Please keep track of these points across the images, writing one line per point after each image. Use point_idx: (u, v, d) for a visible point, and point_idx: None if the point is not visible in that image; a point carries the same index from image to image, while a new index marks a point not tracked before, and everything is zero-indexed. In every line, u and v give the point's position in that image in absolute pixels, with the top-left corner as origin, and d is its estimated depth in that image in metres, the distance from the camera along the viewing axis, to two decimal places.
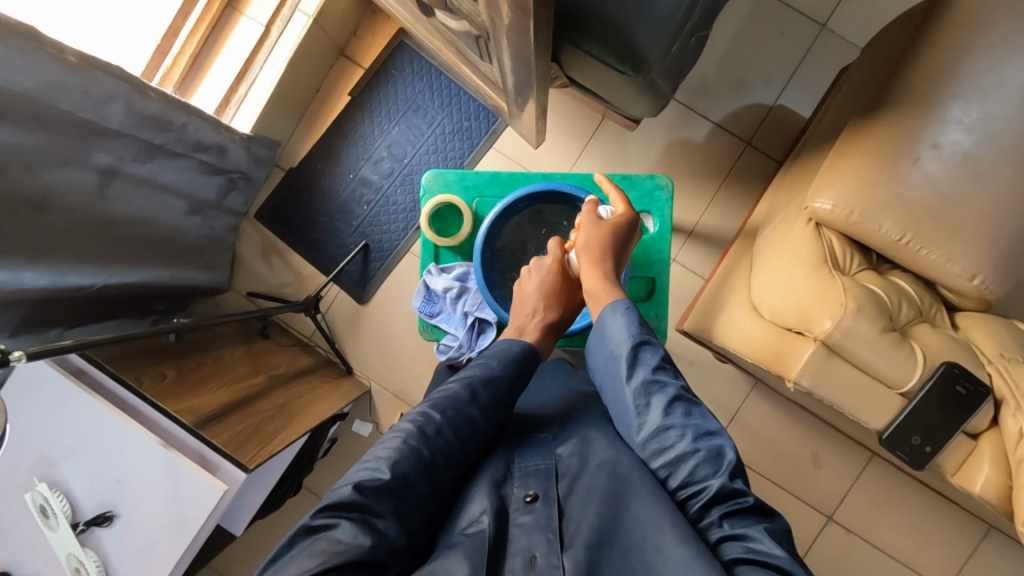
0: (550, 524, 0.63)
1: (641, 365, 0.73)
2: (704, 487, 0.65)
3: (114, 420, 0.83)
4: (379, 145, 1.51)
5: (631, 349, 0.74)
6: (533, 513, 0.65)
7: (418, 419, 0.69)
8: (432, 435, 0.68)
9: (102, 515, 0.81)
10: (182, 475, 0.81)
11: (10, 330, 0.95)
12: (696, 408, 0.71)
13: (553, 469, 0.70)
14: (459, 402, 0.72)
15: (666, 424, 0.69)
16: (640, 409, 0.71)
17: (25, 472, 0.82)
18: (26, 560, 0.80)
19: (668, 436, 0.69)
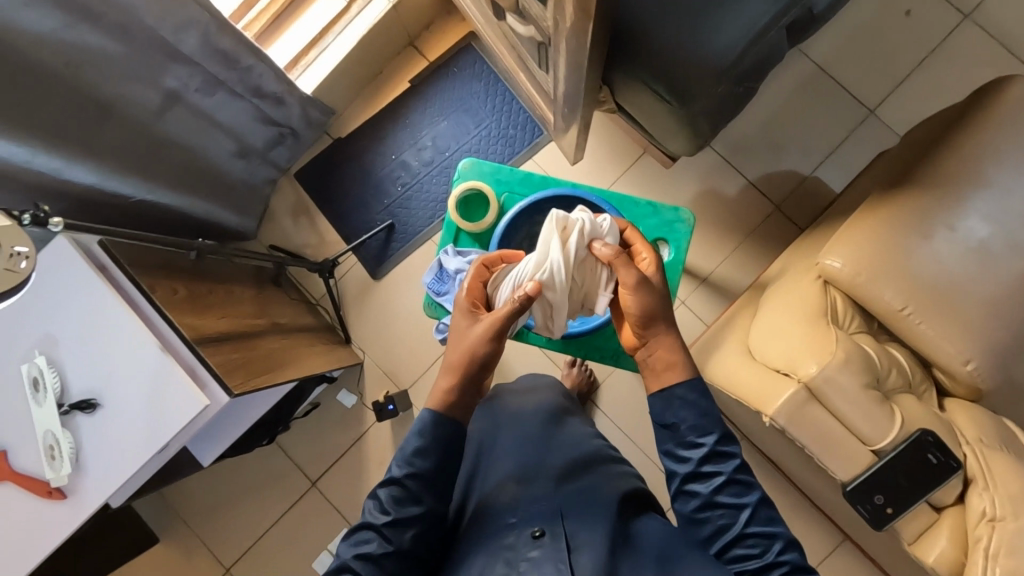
0: (555, 554, 0.74)
1: (721, 463, 0.79)
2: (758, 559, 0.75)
3: (122, 315, 0.85)
4: (426, 135, 1.57)
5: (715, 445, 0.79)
6: (541, 548, 0.76)
7: (361, 543, 0.76)
8: (367, 552, 0.75)
9: (87, 402, 0.83)
10: (172, 382, 0.84)
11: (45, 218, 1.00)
12: (745, 484, 0.78)
13: (556, 511, 0.81)
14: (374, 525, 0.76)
15: (718, 500, 0.78)
16: (703, 481, 0.79)
17: (27, 346, 0.85)
18: (6, 431, 0.83)
19: (721, 508, 0.78)
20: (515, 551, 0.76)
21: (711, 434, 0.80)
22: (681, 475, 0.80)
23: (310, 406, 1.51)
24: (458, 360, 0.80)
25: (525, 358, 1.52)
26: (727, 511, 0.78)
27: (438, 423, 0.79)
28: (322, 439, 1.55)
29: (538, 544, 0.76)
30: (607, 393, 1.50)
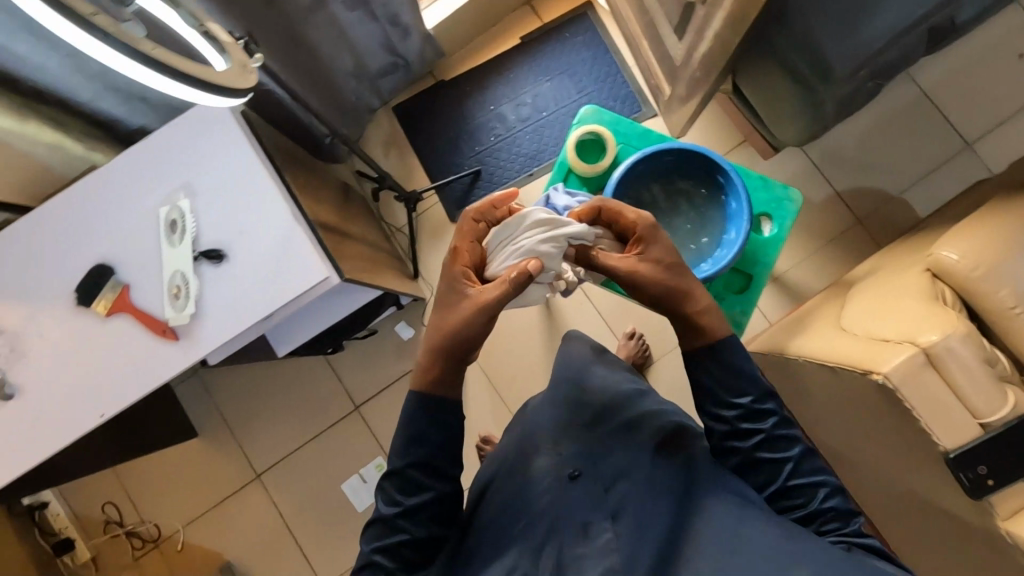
0: (593, 499, 0.82)
1: (762, 420, 0.83)
2: (805, 502, 0.80)
3: (259, 178, 0.88)
4: (527, 92, 1.60)
5: (755, 403, 0.83)
6: (578, 485, 0.84)
7: (379, 537, 0.82)
8: (388, 543, 0.81)
9: (214, 252, 0.86)
10: (296, 249, 0.86)
11: None
12: (786, 438, 0.83)
13: (587, 455, 0.88)
14: (388, 517, 0.82)
15: (759, 454, 0.82)
16: (747, 439, 0.83)
17: (167, 191, 0.89)
18: (134, 266, 0.88)
19: (765, 460, 0.83)
20: (557, 488, 0.84)
21: (757, 388, 0.84)
22: (720, 432, 0.84)
23: (369, 331, 1.54)
24: (440, 340, 0.80)
25: (586, 324, 1.54)
26: (771, 465, 0.82)
27: (423, 405, 0.83)
28: (373, 366, 1.58)
29: (575, 483, 0.84)
30: (661, 372, 1.52)
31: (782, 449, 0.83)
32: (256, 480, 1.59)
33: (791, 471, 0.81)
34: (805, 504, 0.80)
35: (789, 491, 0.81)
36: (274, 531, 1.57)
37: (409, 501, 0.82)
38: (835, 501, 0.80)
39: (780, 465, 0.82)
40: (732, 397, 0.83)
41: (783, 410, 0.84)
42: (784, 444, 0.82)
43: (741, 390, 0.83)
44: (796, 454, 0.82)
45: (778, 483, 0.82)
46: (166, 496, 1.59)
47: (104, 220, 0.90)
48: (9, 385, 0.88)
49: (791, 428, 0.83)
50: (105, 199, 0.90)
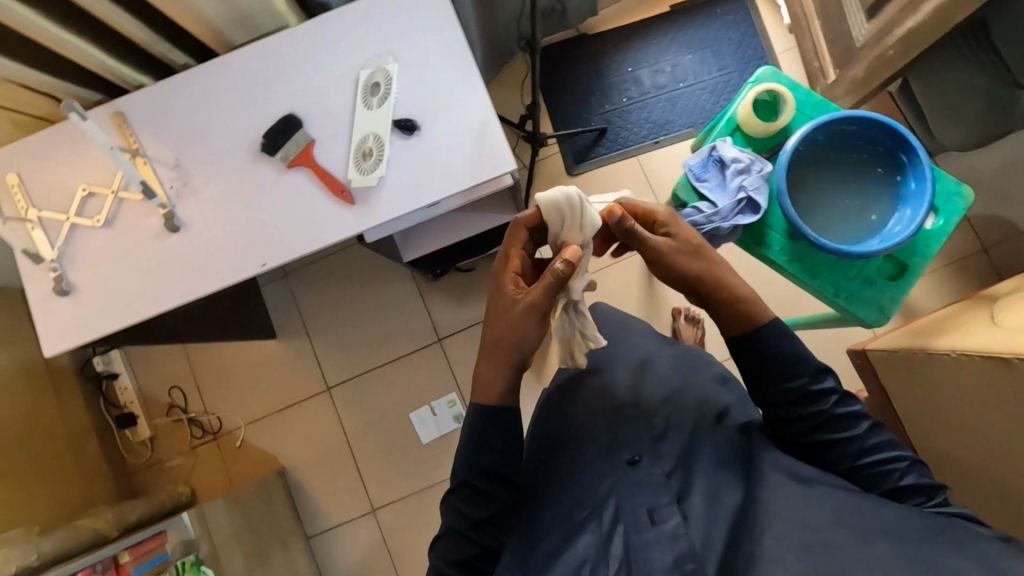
0: (664, 484, 0.73)
1: (824, 401, 0.71)
2: (885, 478, 0.68)
3: (460, 60, 0.86)
4: (667, 60, 1.58)
5: (812, 383, 0.71)
6: (641, 471, 0.75)
7: (449, 549, 0.73)
8: (461, 552, 0.73)
9: (407, 123, 0.84)
10: (486, 136, 0.85)
11: None
12: (850, 414, 0.71)
13: (646, 441, 0.79)
14: (458, 526, 0.74)
15: (823, 437, 0.70)
16: (804, 422, 0.71)
17: (366, 56, 0.87)
18: (321, 124, 0.86)
19: (831, 444, 0.70)
20: (617, 475, 0.76)
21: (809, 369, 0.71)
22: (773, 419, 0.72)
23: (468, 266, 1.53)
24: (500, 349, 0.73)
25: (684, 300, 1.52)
26: (836, 448, 0.70)
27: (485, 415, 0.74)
28: (463, 303, 1.57)
29: (636, 469, 0.76)
30: None
31: (844, 425, 0.70)
32: (325, 392, 1.58)
33: (862, 447, 0.69)
34: (882, 480, 0.68)
35: (861, 471, 0.69)
36: (333, 447, 1.56)
37: (482, 513, 0.74)
38: (917, 472, 0.68)
39: (848, 443, 0.70)
40: (771, 388, 0.72)
41: (843, 387, 0.72)
42: (846, 419, 0.70)
43: (787, 367, 0.71)
44: (864, 424, 0.70)
45: (848, 464, 0.70)
46: (234, 391, 1.59)
47: (296, 73, 0.88)
48: (175, 218, 0.87)
49: (853, 405, 0.71)
50: (298, 53, 0.88)
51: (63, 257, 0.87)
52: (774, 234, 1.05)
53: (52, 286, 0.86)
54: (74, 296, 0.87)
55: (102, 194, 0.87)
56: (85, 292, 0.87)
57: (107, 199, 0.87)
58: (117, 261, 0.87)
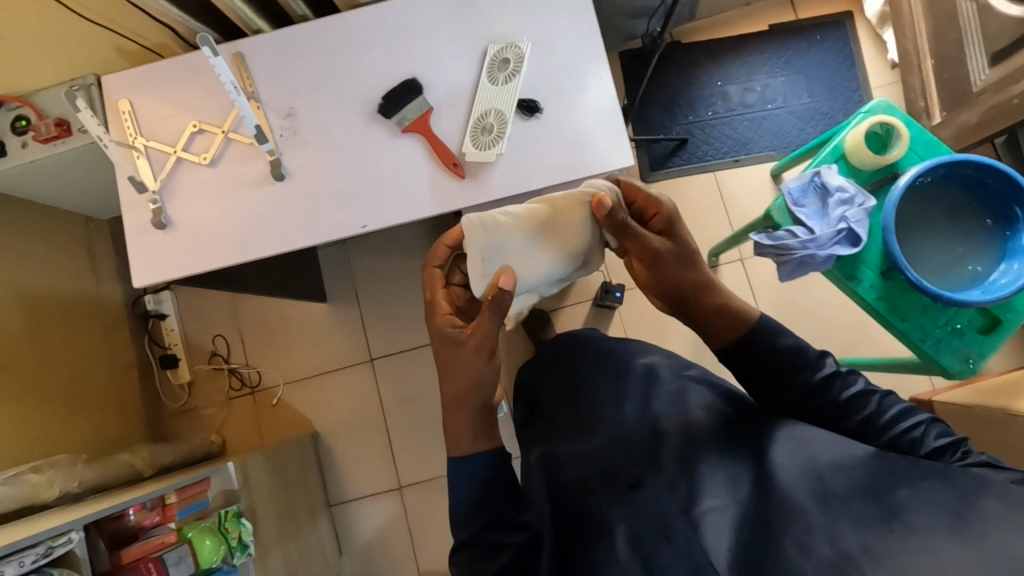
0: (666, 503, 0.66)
1: (829, 381, 0.65)
2: (916, 442, 0.60)
3: (591, 47, 0.84)
4: (759, 79, 1.54)
5: (812, 359, 0.66)
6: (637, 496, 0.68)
7: None
8: None
9: (530, 104, 0.83)
10: (608, 128, 0.83)
11: None
12: (853, 385, 0.64)
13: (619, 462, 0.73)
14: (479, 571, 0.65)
15: (832, 414, 0.64)
16: (805, 401, 0.65)
17: (494, 28, 0.85)
18: (441, 91, 0.85)
19: (844, 419, 0.64)
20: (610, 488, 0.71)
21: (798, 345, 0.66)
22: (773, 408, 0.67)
23: None
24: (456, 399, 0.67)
25: None
26: (849, 425, 0.63)
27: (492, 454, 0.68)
28: None
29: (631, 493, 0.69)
30: None
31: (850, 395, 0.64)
32: (367, 363, 1.57)
33: (882, 415, 0.62)
34: (913, 445, 0.60)
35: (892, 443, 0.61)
36: (369, 418, 1.56)
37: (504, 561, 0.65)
38: (946, 431, 0.60)
39: (863, 414, 0.63)
40: (776, 369, 0.66)
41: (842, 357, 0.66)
42: (853, 390, 0.64)
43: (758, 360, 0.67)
44: (875, 388, 0.64)
45: (870, 438, 0.62)
46: (277, 349, 1.58)
47: (423, 37, 0.86)
48: (281, 168, 0.86)
49: (856, 375, 0.65)
50: (424, 17, 0.86)
51: (165, 190, 0.87)
52: (866, 270, 1.04)
53: (151, 218, 0.86)
54: (170, 231, 0.86)
55: (211, 132, 0.87)
56: (182, 228, 0.86)
57: (216, 138, 0.87)
58: (218, 202, 0.86)
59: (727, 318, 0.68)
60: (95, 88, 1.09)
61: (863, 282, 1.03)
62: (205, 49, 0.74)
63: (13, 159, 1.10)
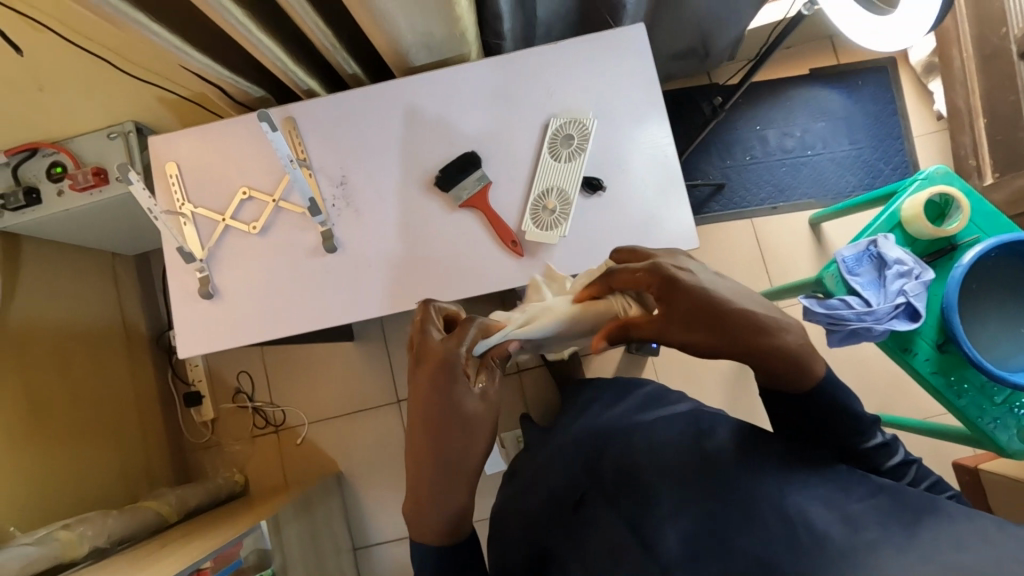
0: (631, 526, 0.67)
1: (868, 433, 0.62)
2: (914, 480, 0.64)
3: (652, 124, 0.82)
4: (799, 124, 1.51)
5: (862, 411, 0.61)
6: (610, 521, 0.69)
7: None
8: None
9: (592, 182, 0.81)
10: (669, 208, 0.81)
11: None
12: (881, 430, 0.63)
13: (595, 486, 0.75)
14: None
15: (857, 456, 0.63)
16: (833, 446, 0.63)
17: (553, 101, 0.83)
18: (498, 164, 0.82)
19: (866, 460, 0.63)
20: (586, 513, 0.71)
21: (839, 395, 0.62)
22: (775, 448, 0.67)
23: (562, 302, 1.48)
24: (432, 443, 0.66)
25: None
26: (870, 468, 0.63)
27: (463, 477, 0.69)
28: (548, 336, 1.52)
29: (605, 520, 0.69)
30: None
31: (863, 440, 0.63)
32: (394, 403, 1.54)
33: (891, 457, 0.64)
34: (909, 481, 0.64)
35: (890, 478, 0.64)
36: (393, 459, 1.53)
37: None
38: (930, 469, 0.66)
39: (879, 456, 0.63)
40: (825, 428, 0.62)
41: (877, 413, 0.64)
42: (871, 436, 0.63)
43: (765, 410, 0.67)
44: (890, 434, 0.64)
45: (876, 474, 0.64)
46: (302, 387, 1.56)
47: (481, 108, 0.83)
48: (333, 239, 0.83)
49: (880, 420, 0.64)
50: (480, 85, 0.84)
51: (212, 258, 0.84)
52: (921, 342, 1.01)
53: (197, 287, 0.83)
54: (217, 301, 0.84)
55: (261, 200, 0.84)
56: (229, 298, 0.84)
57: (266, 206, 0.84)
58: (266, 272, 0.84)
59: (799, 376, 0.58)
60: (133, 136, 1.07)
61: (918, 356, 1.01)
62: (264, 126, 0.72)
63: (49, 206, 1.07)
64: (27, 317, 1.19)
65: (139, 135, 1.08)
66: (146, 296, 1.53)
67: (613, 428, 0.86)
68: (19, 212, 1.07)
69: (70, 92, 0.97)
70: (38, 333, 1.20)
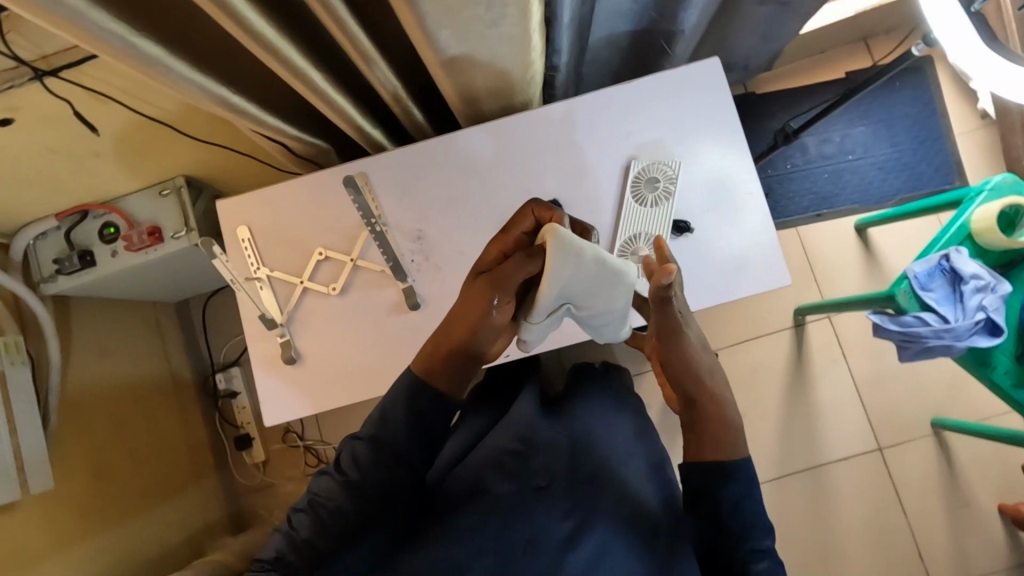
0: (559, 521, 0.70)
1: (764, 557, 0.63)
2: None
3: (731, 160, 0.81)
4: (838, 129, 1.50)
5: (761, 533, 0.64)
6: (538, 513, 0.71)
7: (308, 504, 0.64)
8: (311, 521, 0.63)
9: (679, 224, 0.80)
10: (755, 245, 0.80)
11: (612, 26, 0.98)
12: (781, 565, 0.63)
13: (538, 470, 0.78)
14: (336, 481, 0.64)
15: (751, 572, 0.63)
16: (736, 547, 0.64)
17: (629, 143, 0.82)
18: (580, 209, 0.82)
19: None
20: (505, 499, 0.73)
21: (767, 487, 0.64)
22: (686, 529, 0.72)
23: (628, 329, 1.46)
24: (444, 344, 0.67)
25: (834, 384, 1.47)
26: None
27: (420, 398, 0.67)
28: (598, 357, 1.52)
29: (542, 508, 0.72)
30: (899, 457, 1.43)
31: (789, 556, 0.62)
32: None
33: None
34: None
35: None
36: None
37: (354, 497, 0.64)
38: None
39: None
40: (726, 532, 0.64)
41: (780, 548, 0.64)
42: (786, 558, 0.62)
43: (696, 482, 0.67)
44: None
45: None
46: (352, 423, 1.54)
47: (557, 156, 0.83)
48: (415, 295, 0.82)
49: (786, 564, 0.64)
50: (553, 132, 0.83)
51: (291, 321, 0.83)
52: (1000, 355, 0.99)
53: (279, 352, 0.82)
54: (299, 364, 0.82)
55: (338, 260, 0.83)
56: (313, 363, 0.82)
57: (345, 266, 0.83)
58: (346, 332, 0.82)
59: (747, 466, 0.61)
60: (185, 191, 1.06)
61: (999, 370, 0.99)
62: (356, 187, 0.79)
63: (104, 267, 1.06)
64: (83, 379, 1.18)
65: (190, 189, 1.07)
66: (189, 342, 1.52)
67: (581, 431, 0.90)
68: (74, 276, 1.06)
69: (127, 155, 0.96)
70: (94, 394, 1.20)
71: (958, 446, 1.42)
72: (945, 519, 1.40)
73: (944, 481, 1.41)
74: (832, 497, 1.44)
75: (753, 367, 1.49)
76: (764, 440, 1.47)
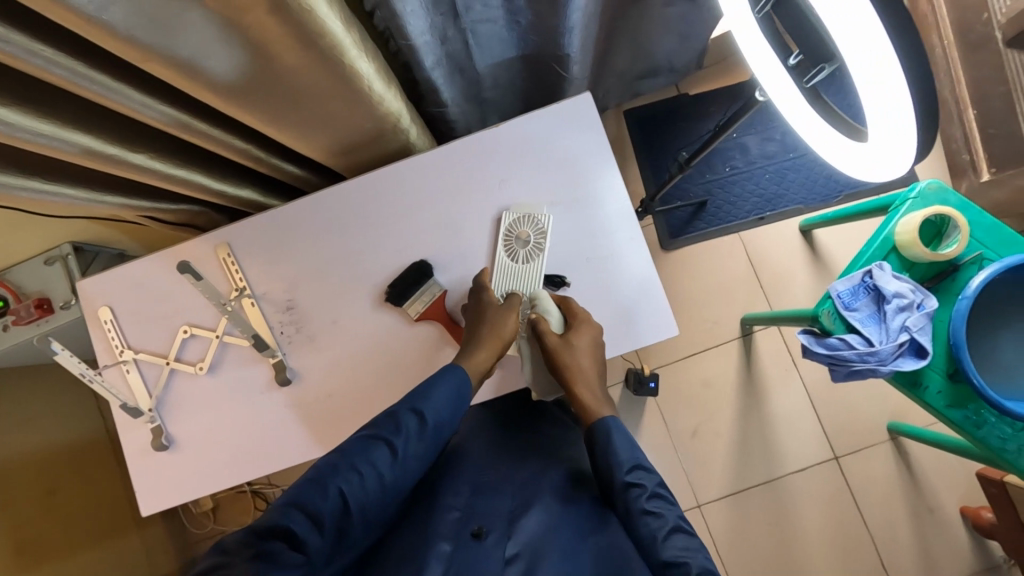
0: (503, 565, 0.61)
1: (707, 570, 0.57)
2: None
3: (608, 204, 0.76)
4: (778, 126, 1.42)
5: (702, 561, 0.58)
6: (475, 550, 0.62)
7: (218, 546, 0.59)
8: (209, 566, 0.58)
9: (557, 279, 0.75)
10: (638, 294, 0.75)
11: (494, 56, 0.92)
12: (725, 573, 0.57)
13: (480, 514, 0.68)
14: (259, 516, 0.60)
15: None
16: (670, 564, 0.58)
17: (498, 194, 0.77)
18: (453, 270, 0.77)
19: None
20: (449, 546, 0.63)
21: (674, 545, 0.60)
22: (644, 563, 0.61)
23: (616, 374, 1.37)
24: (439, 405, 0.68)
25: (788, 395, 1.41)
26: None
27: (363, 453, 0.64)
28: None
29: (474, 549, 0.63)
30: (858, 465, 1.38)
31: None
32: None
33: None
34: None
35: None
36: None
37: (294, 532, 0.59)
38: None
39: None
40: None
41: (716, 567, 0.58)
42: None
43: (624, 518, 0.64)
44: None
45: None
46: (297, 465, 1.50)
47: (426, 211, 0.78)
48: (285, 370, 0.77)
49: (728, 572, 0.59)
50: (419, 186, 0.78)
51: (162, 404, 0.79)
52: (932, 374, 0.93)
53: (151, 439, 0.78)
54: (174, 450, 0.78)
55: (205, 337, 0.78)
56: (187, 449, 0.78)
57: (210, 342, 0.78)
58: (222, 412, 0.78)
59: None
60: (72, 259, 1.02)
61: (930, 391, 0.93)
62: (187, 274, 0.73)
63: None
64: (2, 456, 1.14)
65: (78, 257, 1.03)
66: None
67: (520, 460, 0.78)
68: None
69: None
70: (19, 468, 1.17)
71: (918, 451, 1.37)
72: (910, 526, 1.35)
73: (905, 488, 1.36)
74: (792, 512, 1.37)
75: (703, 382, 1.43)
76: (718, 461, 1.40)
